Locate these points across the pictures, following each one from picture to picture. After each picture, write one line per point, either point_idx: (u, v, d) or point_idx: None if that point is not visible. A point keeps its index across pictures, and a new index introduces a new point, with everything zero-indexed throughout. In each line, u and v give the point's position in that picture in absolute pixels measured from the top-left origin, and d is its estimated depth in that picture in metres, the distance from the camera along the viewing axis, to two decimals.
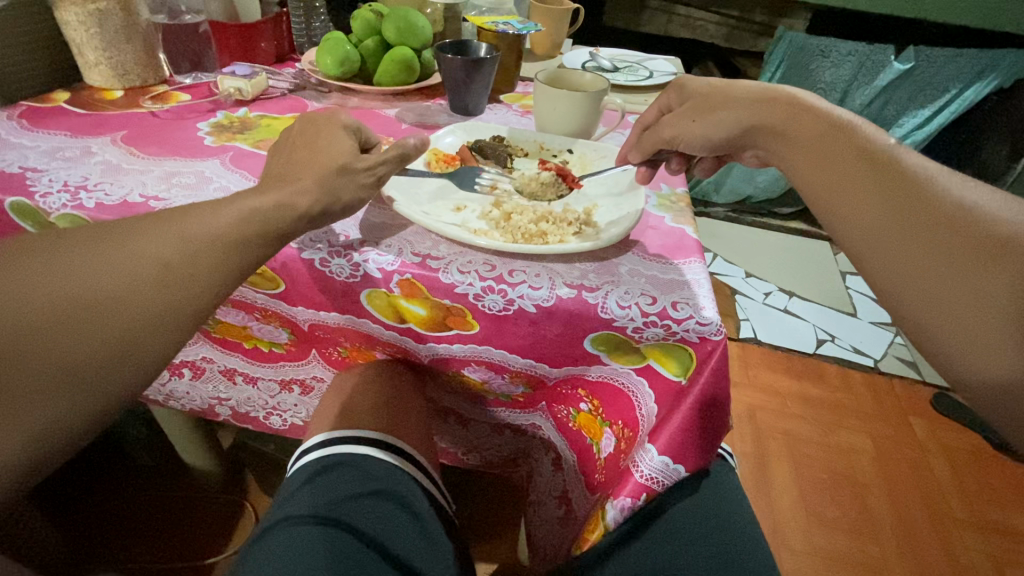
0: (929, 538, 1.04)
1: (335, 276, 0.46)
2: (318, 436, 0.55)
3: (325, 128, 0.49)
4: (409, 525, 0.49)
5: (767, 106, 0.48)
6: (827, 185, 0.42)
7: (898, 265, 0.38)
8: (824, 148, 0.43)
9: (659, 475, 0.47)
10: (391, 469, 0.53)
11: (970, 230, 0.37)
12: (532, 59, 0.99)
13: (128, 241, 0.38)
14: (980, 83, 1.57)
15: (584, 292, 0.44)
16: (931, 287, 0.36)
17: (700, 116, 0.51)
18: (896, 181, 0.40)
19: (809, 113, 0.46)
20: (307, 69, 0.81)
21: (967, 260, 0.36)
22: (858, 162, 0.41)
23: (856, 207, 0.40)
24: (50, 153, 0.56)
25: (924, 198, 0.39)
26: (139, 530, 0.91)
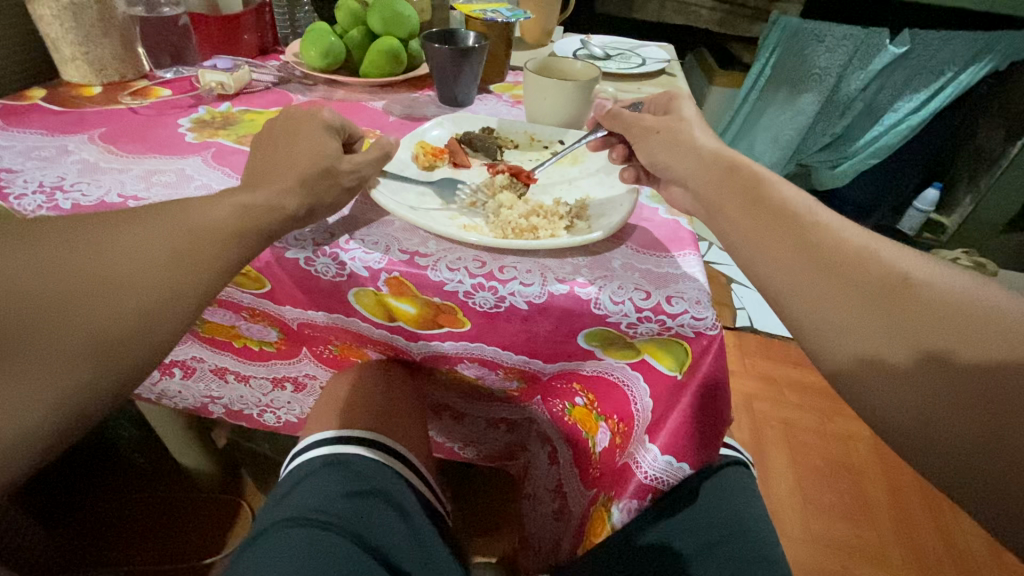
0: (926, 523, 1.05)
1: (321, 275, 0.45)
2: (310, 438, 0.54)
3: (305, 126, 0.47)
4: (401, 528, 0.48)
5: (706, 155, 0.47)
6: (743, 235, 0.42)
7: (812, 323, 0.37)
8: (745, 205, 0.42)
9: (663, 474, 0.48)
10: (387, 469, 0.52)
11: (882, 289, 0.35)
12: (522, 48, 0.97)
13: (108, 245, 0.37)
14: (977, 65, 1.56)
15: (577, 288, 0.43)
16: (844, 343, 0.35)
17: (658, 145, 0.50)
18: (811, 242, 0.39)
19: (737, 168, 0.45)
20: (292, 61, 0.79)
21: (878, 320, 0.35)
22: (776, 220, 0.41)
23: (771, 262, 0.39)
24: (25, 154, 0.55)
25: (838, 258, 0.38)
26: (134, 534, 0.90)
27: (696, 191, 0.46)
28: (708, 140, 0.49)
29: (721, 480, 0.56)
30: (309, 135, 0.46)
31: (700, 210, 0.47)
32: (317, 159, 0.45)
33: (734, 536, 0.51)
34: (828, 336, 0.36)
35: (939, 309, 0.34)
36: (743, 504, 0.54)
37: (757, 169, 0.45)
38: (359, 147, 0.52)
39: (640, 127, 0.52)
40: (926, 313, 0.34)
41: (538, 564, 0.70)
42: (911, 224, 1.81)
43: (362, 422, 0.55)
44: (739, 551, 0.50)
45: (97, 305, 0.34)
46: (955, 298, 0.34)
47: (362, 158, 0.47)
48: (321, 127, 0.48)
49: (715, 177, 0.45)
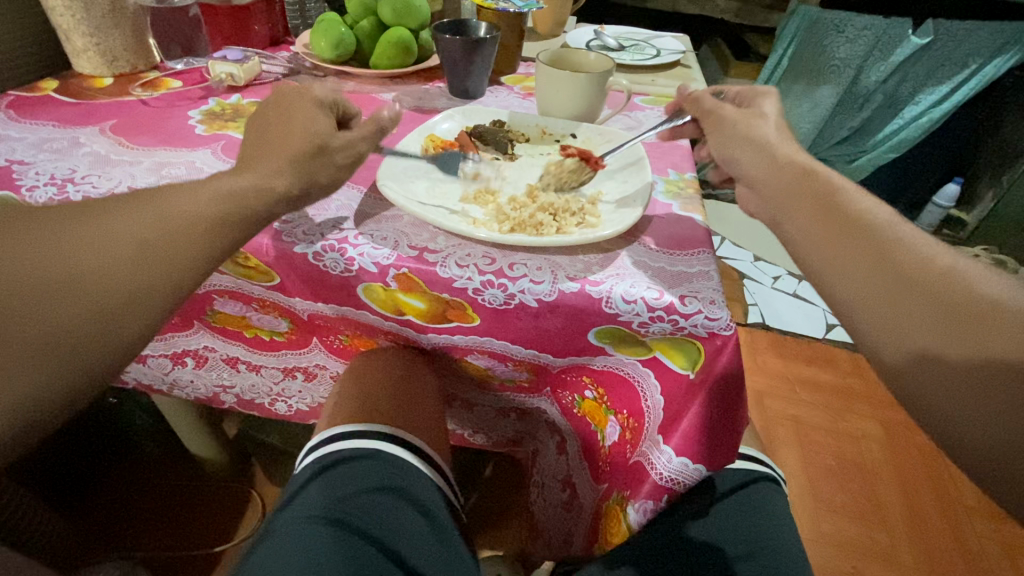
0: (938, 525, 1.03)
1: (330, 271, 0.45)
2: (333, 430, 0.53)
3: (297, 101, 0.46)
4: (422, 527, 0.48)
5: (781, 157, 0.46)
6: (808, 241, 0.41)
7: (871, 325, 0.37)
8: (817, 209, 0.42)
9: (678, 476, 0.46)
10: (401, 464, 0.51)
11: (961, 303, 0.34)
12: (534, 39, 0.96)
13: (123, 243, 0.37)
14: (1003, 57, 1.49)
15: (588, 286, 0.42)
16: (906, 338, 0.35)
17: (732, 141, 0.49)
18: (881, 253, 0.38)
19: (809, 173, 0.44)
20: (302, 52, 0.79)
21: (943, 328, 0.34)
22: (850, 226, 0.40)
23: (836, 268, 0.39)
24: (37, 145, 0.55)
25: (914, 270, 0.37)
26: (145, 520, 0.91)
27: (764, 190, 0.46)
28: (786, 143, 0.48)
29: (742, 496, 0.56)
30: (302, 110, 0.45)
31: (765, 210, 0.46)
32: (307, 135, 0.44)
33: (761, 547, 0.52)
34: (879, 336, 0.36)
35: (1008, 332, 0.33)
36: (776, 524, 0.54)
37: (835, 176, 0.44)
38: (354, 124, 0.51)
39: (718, 117, 0.52)
40: (996, 328, 0.33)
41: (545, 550, 0.71)
42: (931, 219, 1.79)
43: (368, 416, 0.54)
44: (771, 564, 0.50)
45: (118, 302, 0.35)
46: None
47: (356, 133, 0.46)
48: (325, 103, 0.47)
49: (792, 179, 0.44)
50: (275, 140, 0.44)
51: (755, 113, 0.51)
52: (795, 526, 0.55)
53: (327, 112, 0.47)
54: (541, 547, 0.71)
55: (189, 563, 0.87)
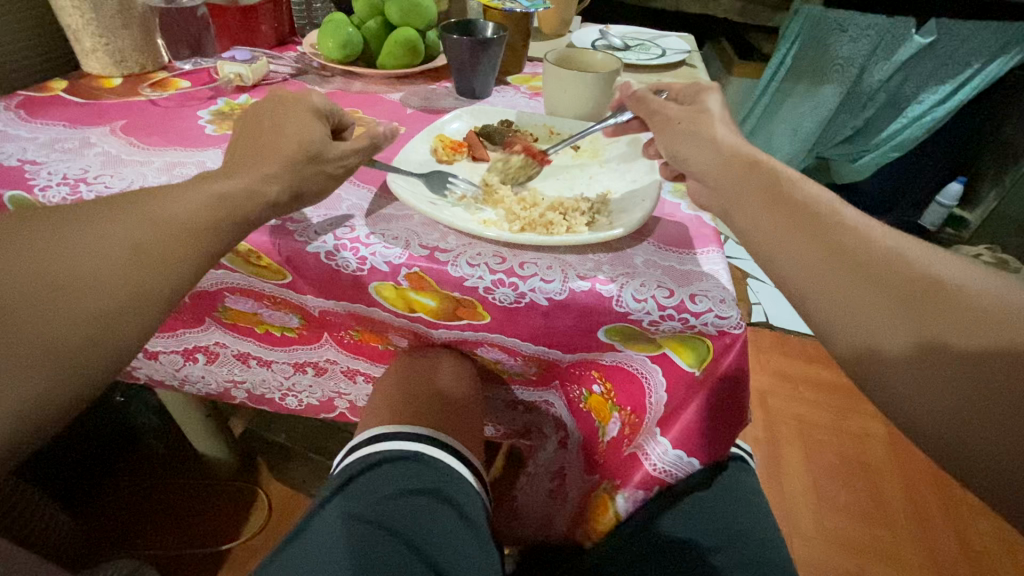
0: (942, 523, 1.03)
1: (342, 270, 0.45)
2: (371, 431, 0.53)
3: (294, 109, 0.47)
4: (463, 531, 0.47)
5: (729, 151, 0.46)
6: (763, 235, 0.41)
7: (831, 318, 0.37)
8: (769, 204, 0.42)
9: (672, 468, 0.47)
10: (439, 465, 0.50)
11: (912, 291, 0.35)
12: (539, 39, 0.96)
13: (139, 243, 0.38)
14: (1004, 58, 1.50)
15: (598, 285, 0.42)
16: (866, 328, 0.36)
17: (679, 135, 0.48)
18: (840, 245, 0.38)
19: (758, 164, 0.44)
20: (309, 52, 0.79)
21: (900, 318, 0.35)
22: (802, 221, 0.40)
23: (793, 264, 0.39)
24: (48, 145, 0.55)
25: (868, 262, 0.37)
26: (151, 519, 0.92)
27: (716, 187, 0.45)
28: (732, 134, 0.48)
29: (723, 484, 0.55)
30: (298, 119, 0.46)
31: (716, 204, 0.46)
32: (300, 144, 0.44)
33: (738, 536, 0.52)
34: (851, 330, 0.37)
35: (975, 316, 0.33)
36: (752, 510, 0.54)
37: (780, 166, 0.44)
38: (348, 135, 0.52)
39: (663, 115, 0.50)
40: (950, 316, 0.34)
41: (524, 530, 0.72)
42: (933, 219, 1.80)
43: (382, 412, 0.55)
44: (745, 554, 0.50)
45: None
46: (991, 304, 0.33)
47: (349, 145, 0.47)
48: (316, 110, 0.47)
49: (739, 173, 0.44)
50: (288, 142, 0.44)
51: (695, 108, 0.51)
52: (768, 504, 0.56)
53: (322, 121, 0.48)
54: (520, 526, 0.73)
55: (195, 562, 0.87)
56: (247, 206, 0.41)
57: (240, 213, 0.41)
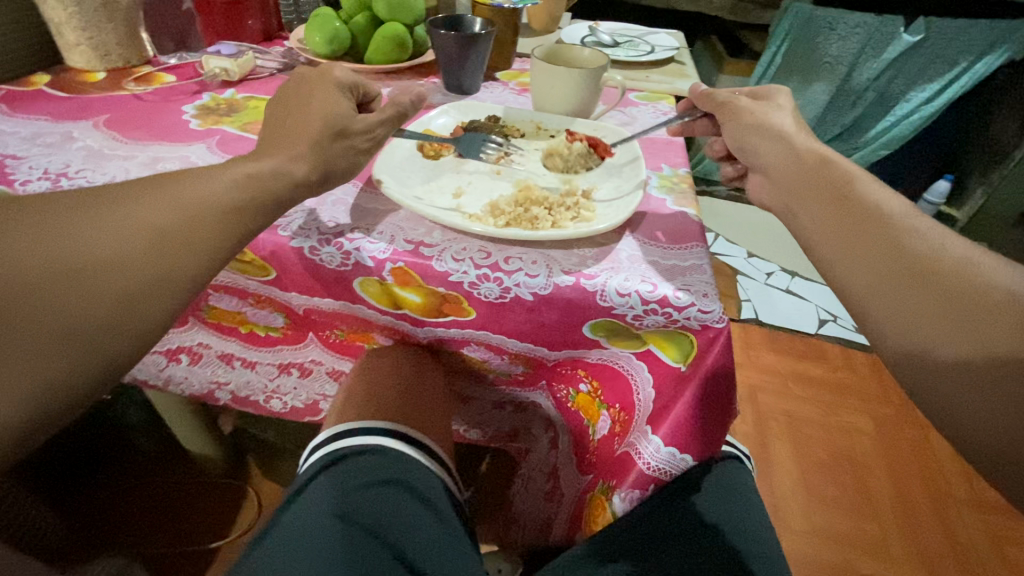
0: (928, 517, 1.05)
1: (326, 265, 0.45)
2: (330, 429, 0.54)
3: (320, 86, 0.47)
4: (429, 520, 0.48)
5: (799, 151, 0.46)
6: (825, 233, 0.42)
7: (890, 321, 0.37)
8: (831, 202, 0.42)
9: (666, 466, 0.46)
10: (402, 457, 0.51)
11: (975, 298, 0.35)
12: (529, 35, 0.96)
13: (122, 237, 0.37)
14: (992, 55, 1.52)
15: (582, 280, 0.43)
16: (925, 331, 0.36)
17: (750, 133, 0.50)
18: (904, 249, 0.38)
19: (828, 167, 0.45)
20: (296, 48, 0.79)
21: (955, 325, 0.35)
22: (863, 217, 0.41)
23: (856, 263, 0.39)
24: (30, 140, 0.54)
25: (933, 268, 0.37)
26: (140, 517, 0.91)
27: (778, 182, 0.46)
28: (804, 135, 0.49)
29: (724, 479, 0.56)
30: (324, 94, 0.46)
31: (777, 201, 0.47)
32: (329, 119, 0.45)
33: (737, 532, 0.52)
34: (907, 334, 0.36)
35: (1018, 324, 0.33)
36: (743, 502, 0.55)
37: (850, 167, 0.45)
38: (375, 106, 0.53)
39: (734, 108, 0.52)
40: (1013, 326, 0.33)
41: (524, 535, 0.72)
42: None
43: (363, 409, 0.55)
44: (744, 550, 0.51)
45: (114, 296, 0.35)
46: None
47: (375, 118, 0.47)
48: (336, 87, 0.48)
49: (808, 174, 0.45)
50: (317, 120, 0.44)
51: (770, 105, 0.52)
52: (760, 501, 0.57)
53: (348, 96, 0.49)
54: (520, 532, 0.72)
55: (184, 562, 0.87)
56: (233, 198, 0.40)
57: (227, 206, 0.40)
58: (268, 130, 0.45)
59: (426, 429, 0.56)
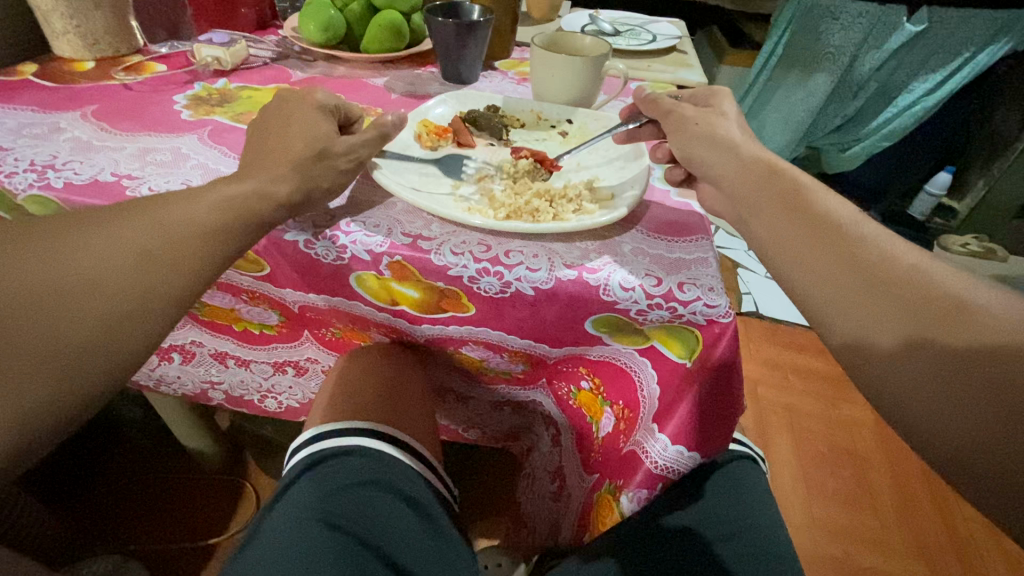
0: (929, 510, 1.05)
1: (321, 259, 0.44)
2: (307, 433, 0.52)
3: (299, 108, 0.47)
4: (415, 519, 0.48)
5: (744, 158, 0.45)
6: (777, 242, 0.40)
7: (850, 334, 0.35)
8: (785, 211, 0.40)
9: (673, 464, 0.45)
10: (386, 458, 0.51)
11: (934, 309, 0.34)
12: (528, 24, 0.94)
13: (115, 232, 0.36)
14: (995, 46, 1.50)
15: (585, 274, 0.41)
16: (888, 341, 0.34)
17: (695, 138, 0.47)
18: (858, 257, 0.37)
19: (775, 174, 0.43)
20: (290, 36, 0.77)
21: (926, 339, 0.33)
22: (816, 229, 0.39)
23: (810, 272, 0.37)
24: (16, 131, 0.53)
25: (889, 276, 0.35)
26: (137, 514, 0.90)
27: (730, 190, 0.44)
28: (750, 140, 0.47)
29: (730, 478, 0.55)
30: (303, 117, 0.46)
31: (732, 209, 0.45)
32: (309, 142, 0.44)
33: (747, 530, 0.51)
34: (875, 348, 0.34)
35: (994, 330, 0.32)
36: (755, 499, 0.54)
37: (798, 175, 0.43)
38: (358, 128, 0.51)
39: (679, 114, 0.49)
40: (980, 334, 0.32)
41: (530, 540, 0.71)
42: (922, 208, 1.79)
43: (353, 407, 0.54)
44: (755, 546, 0.50)
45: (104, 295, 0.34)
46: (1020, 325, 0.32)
47: (356, 138, 0.46)
48: (317, 109, 0.47)
49: (757, 179, 0.43)
50: (298, 143, 0.44)
51: (713, 111, 0.50)
52: (776, 501, 0.55)
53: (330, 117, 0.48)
54: (528, 538, 0.71)
55: (182, 558, 0.86)
56: (230, 192, 0.40)
57: (224, 200, 0.39)
58: (248, 153, 0.45)
59: (417, 431, 0.56)
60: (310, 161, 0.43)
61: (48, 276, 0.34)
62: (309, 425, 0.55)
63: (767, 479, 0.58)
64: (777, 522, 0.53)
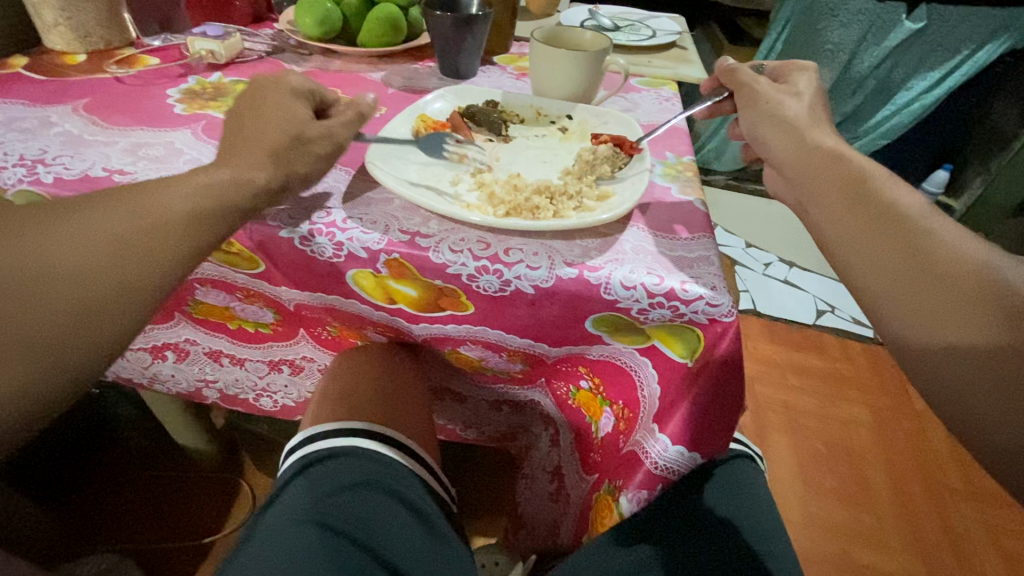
0: (925, 508, 1.05)
1: (317, 256, 0.43)
2: (303, 433, 0.52)
3: (274, 92, 0.45)
4: (410, 520, 0.47)
5: (813, 140, 0.45)
6: (835, 226, 0.40)
7: (900, 324, 0.36)
8: (845, 199, 0.40)
9: (673, 464, 0.45)
10: (380, 458, 0.50)
11: (994, 303, 0.33)
12: (527, 18, 0.93)
13: (107, 224, 0.35)
14: (995, 43, 1.49)
15: (586, 272, 0.41)
16: (937, 332, 0.34)
17: (764, 119, 0.48)
18: (919, 246, 0.36)
19: (844, 156, 0.43)
20: (286, 30, 0.76)
21: (978, 334, 0.33)
22: (878, 214, 0.38)
23: (867, 258, 0.38)
24: (5, 124, 0.52)
25: (949, 266, 0.35)
26: (132, 512, 0.90)
27: (789, 174, 0.45)
28: (818, 125, 0.47)
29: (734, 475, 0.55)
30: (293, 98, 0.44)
31: (792, 193, 0.45)
32: (285, 127, 0.43)
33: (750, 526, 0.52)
34: (924, 339, 0.34)
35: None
36: (756, 496, 0.54)
37: (866, 162, 0.43)
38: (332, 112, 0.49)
39: (751, 91, 0.51)
40: None
41: (527, 540, 0.70)
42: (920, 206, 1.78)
43: (349, 407, 0.54)
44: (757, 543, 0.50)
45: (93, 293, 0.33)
46: None
47: (335, 122, 0.45)
48: (290, 94, 0.45)
49: (821, 161, 0.43)
50: (277, 128, 0.43)
51: (788, 89, 0.50)
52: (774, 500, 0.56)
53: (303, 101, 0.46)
54: (526, 537, 0.70)
55: (177, 556, 0.86)
56: (226, 183, 0.39)
57: (222, 195, 0.38)
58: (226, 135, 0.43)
59: (415, 431, 0.55)
60: (289, 147, 0.42)
61: (40, 270, 0.33)
62: (304, 425, 0.55)
63: (766, 478, 0.58)
64: (776, 521, 0.53)
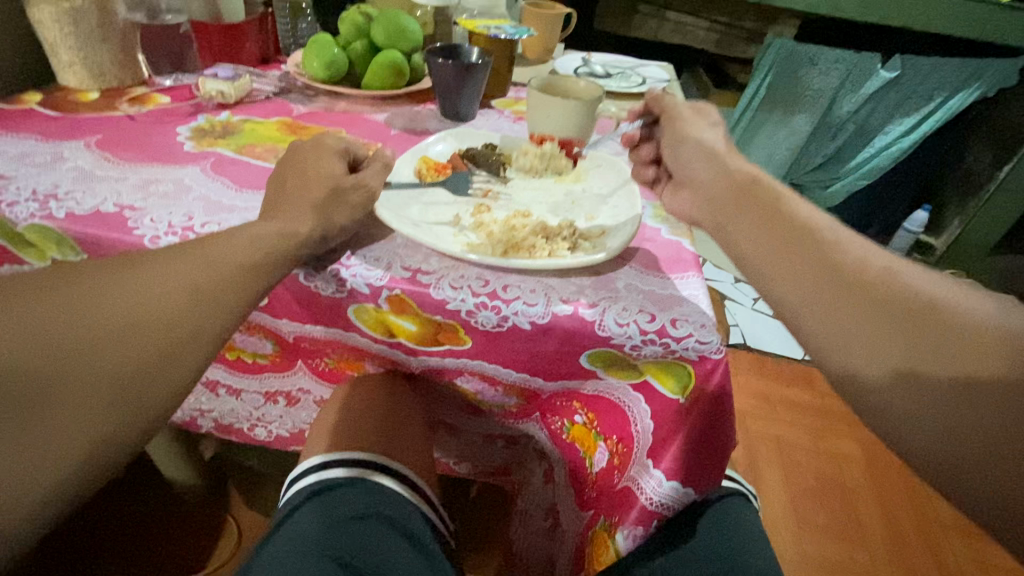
0: (919, 547, 1.04)
1: (321, 291, 0.45)
2: (313, 459, 0.52)
3: (313, 150, 0.48)
4: (416, 556, 0.46)
5: (726, 170, 0.48)
6: (749, 249, 0.42)
7: (821, 338, 0.36)
8: (754, 221, 0.42)
9: (667, 500, 0.48)
10: (387, 493, 0.51)
11: (903, 311, 0.34)
12: (524, 63, 0.98)
13: (124, 260, 0.36)
14: (965, 91, 1.57)
15: (581, 309, 0.43)
16: (855, 342, 0.35)
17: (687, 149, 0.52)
18: (829, 262, 0.38)
19: (753, 183, 0.46)
20: (293, 72, 0.79)
21: (898, 342, 0.33)
22: (790, 234, 0.40)
23: (779, 276, 0.39)
24: (19, 159, 0.54)
25: (861, 280, 0.36)
26: (113, 547, 0.86)
27: (705, 193, 0.48)
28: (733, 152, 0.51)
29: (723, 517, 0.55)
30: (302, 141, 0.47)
31: (706, 214, 0.48)
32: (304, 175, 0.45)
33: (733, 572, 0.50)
34: (840, 354, 0.35)
35: (952, 334, 0.32)
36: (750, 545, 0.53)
37: (773, 183, 0.46)
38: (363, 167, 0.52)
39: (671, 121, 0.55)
40: (946, 338, 0.32)
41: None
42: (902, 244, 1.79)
43: (344, 440, 0.54)
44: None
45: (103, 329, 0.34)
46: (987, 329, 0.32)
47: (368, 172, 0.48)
48: (326, 147, 0.49)
49: (732, 186, 0.46)
50: (313, 182, 0.45)
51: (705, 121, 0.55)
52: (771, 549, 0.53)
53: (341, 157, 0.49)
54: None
55: None
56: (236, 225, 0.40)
57: (231, 236, 0.40)
58: (270, 192, 0.47)
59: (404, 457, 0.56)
60: (328, 199, 0.45)
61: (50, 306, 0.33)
62: (307, 454, 0.55)
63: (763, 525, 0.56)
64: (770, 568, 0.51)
